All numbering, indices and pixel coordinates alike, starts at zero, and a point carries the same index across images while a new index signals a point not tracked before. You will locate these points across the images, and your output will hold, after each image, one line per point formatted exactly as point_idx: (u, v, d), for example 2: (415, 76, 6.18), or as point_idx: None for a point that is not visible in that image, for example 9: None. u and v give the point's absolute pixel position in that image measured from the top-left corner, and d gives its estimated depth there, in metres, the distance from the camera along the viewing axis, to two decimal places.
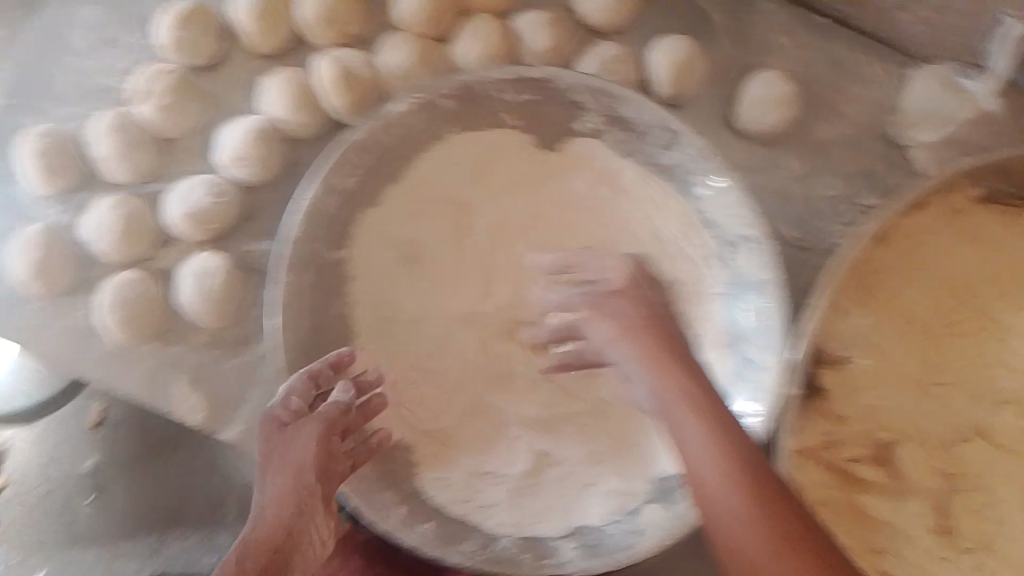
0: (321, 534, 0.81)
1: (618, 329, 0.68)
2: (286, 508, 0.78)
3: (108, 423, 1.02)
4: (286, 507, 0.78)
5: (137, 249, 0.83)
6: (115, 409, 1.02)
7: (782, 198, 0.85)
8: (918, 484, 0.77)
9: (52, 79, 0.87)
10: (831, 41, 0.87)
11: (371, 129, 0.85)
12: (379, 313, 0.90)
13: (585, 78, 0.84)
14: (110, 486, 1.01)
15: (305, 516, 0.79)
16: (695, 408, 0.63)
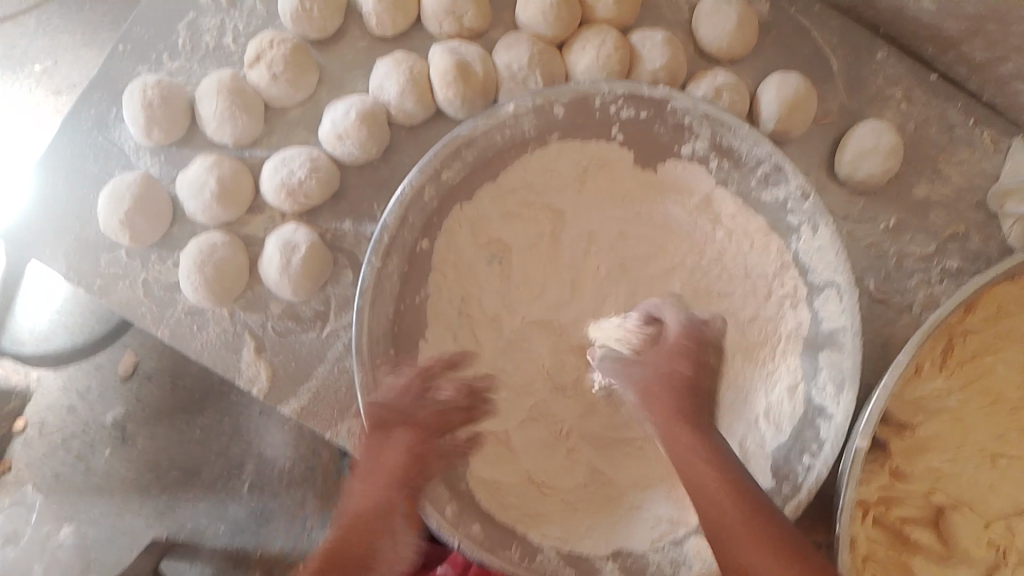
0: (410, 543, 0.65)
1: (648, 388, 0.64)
2: (367, 525, 0.62)
3: (138, 375, 1.22)
4: (370, 521, 0.63)
5: (229, 212, 0.82)
6: (145, 364, 1.22)
7: (877, 251, 0.89)
8: (975, 554, 0.76)
9: (172, 32, 0.86)
10: (948, 103, 0.92)
11: (478, 129, 0.77)
12: (458, 308, 0.84)
13: (708, 108, 0.78)
14: (133, 437, 1.21)
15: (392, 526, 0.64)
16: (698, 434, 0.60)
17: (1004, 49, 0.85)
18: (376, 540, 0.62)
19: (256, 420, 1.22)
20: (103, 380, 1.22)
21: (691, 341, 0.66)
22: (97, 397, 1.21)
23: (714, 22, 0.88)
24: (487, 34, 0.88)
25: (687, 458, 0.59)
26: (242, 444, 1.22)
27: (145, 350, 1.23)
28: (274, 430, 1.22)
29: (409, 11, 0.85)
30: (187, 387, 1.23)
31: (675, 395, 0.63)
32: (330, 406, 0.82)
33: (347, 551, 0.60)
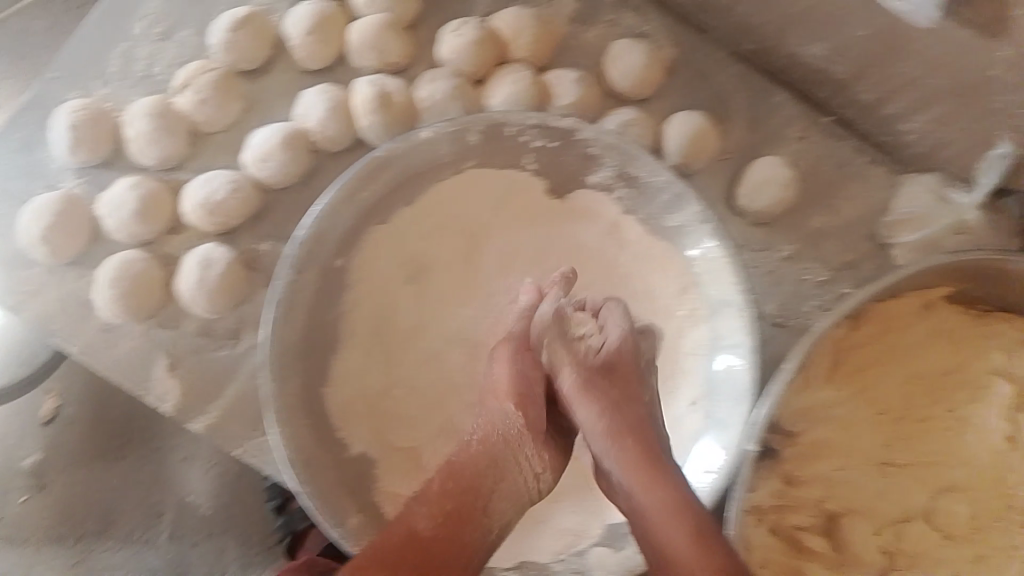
0: (532, 467, 0.75)
1: (593, 390, 0.74)
2: (480, 467, 0.72)
3: (57, 420, 1.23)
4: (484, 455, 0.73)
5: (149, 230, 0.85)
6: (65, 409, 1.24)
7: (773, 275, 0.96)
8: (863, 558, 0.83)
9: (104, 58, 0.88)
10: (841, 143, 0.99)
11: (395, 150, 0.82)
12: (375, 326, 0.86)
13: (612, 138, 0.84)
14: (50, 482, 1.22)
15: (500, 473, 0.72)
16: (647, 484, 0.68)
17: (886, 92, 0.91)
18: (484, 481, 0.71)
19: (178, 467, 1.22)
20: (22, 428, 1.23)
21: (627, 359, 0.76)
22: (15, 441, 1.22)
23: (623, 61, 0.94)
24: (409, 69, 0.92)
25: (654, 493, 0.68)
26: (162, 489, 1.22)
27: (67, 395, 1.24)
28: (196, 475, 1.22)
29: (335, 44, 0.89)
30: (107, 431, 1.23)
31: (623, 406, 0.74)
32: (242, 423, 0.85)
33: (467, 496, 0.70)
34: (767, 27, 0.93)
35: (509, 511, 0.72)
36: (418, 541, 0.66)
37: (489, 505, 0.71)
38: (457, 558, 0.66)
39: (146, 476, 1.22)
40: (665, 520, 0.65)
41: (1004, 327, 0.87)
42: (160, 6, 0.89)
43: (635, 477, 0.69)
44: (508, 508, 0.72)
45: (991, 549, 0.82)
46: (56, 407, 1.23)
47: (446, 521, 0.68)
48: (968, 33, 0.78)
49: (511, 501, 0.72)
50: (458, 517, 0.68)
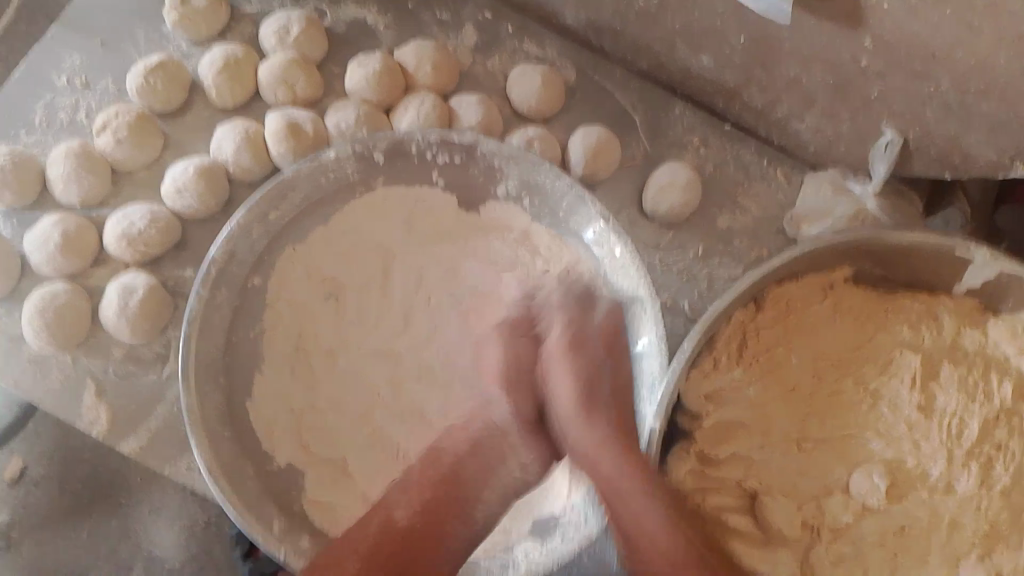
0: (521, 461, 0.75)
1: (576, 354, 0.75)
2: (467, 466, 0.74)
3: (25, 479, 1.17)
4: (472, 456, 0.74)
5: (74, 264, 0.88)
6: (34, 468, 1.17)
7: (687, 276, 0.98)
8: (789, 537, 0.80)
9: (32, 110, 0.95)
10: (741, 146, 1.04)
11: (302, 172, 0.86)
12: (292, 343, 0.89)
13: (512, 150, 0.88)
14: (18, 544, 1.16)
15: (485, 475, 0.74)
16: (630, 479, 0.69)
17: (774, 93, 0.96)
18: (465, 474, 0.73)
19: (144, 522, 1.16)
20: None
21: (609, 338, 0.77)
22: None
23: (523, 84, 0.99)
24: (321, 101, 1.00)
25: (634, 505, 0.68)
26: (129, 547, 1.16)
27: (32, 457, 1.17)
28: (163, 531, 1.16)
29: (246, 83, 0.96)
30: (73, 486, 1.16)
31: (592, 389, 0.74)
32: (169, 444, 0.86)
33: (451, 492, 0.72)
34: (656, 44, 0.98)
35: (493, 504, 0.74)
36: (398, 535, 0.69)
37: (472, 504, 0.73)
38: (435, 552, 0.70)
39: (116, 528, 1.16)
40: (640, 505, 0.68)
41: (909, 302, 0.88)
42: (82, 59, 0.96)
43: (607, 450, 0.71)
44: (492, 503, 0.74)
45: (911, 519, 0.81)
46: (21, 468, 1.16)
47: (423, 513, 0.71)
48: (830, 27, 0.81)
49: (493, 490, 0.74)
50: (441, 505, 0.72)
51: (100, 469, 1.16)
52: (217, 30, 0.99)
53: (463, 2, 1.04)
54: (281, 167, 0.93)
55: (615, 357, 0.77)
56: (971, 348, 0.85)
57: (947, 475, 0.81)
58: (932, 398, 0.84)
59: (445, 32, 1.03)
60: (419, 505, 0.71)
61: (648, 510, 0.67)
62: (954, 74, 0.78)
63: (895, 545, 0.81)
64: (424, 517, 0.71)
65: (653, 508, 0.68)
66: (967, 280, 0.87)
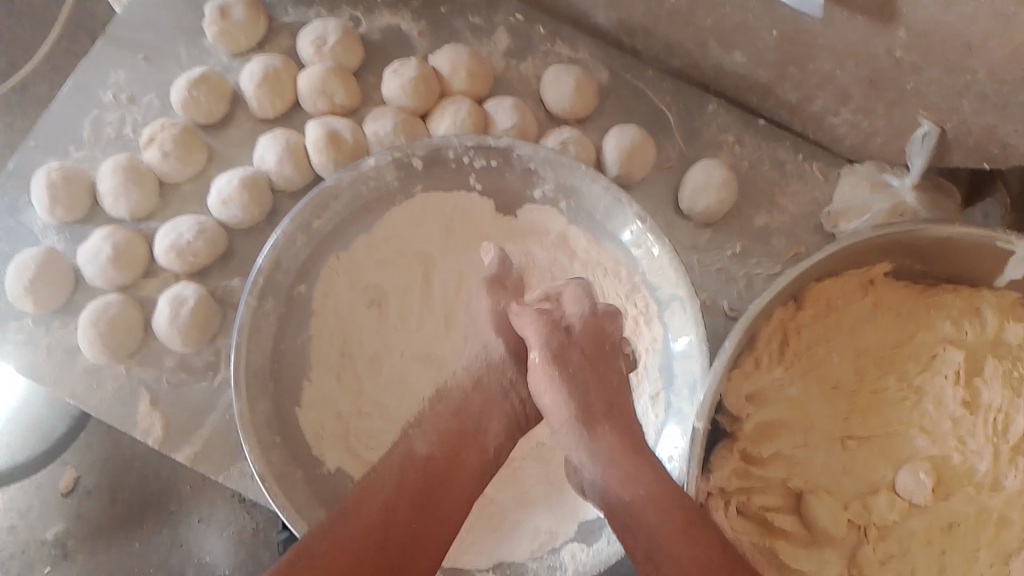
0: (524, 396, 0.78)
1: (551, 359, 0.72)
2: (472, 402, 0.76)
3: (79, 490, 1.25)
4: (477, 395, 0.77)
5: (126, 276, 0.91)
6: (86, 479, 1.25)
7: (725, 276, 0.98)
8: (835, 535, 0.79)
9: (80, 127, 0.98)
10: (776, 143, 1.03)
11: (343, 181, 0.87)
12: (341, 349, 0.91)
13: (547, 153, 0.87)
14: (73, 553, 1.22)
15: (491, 409, 0.76)
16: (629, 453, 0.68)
17: (809, 88, 0.95)
18: (469, 413, 0.75)
19: (194, 529, 1.23)
20: (45, 500, 1.24)
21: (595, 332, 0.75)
22: (36, 517, 1.23)
23: (557, 86, 1.00)
24: (359, 110, 1.02)
25: (643, 475, 0.67)
26: (181, 555, 1.23)
27: (84, 466, 1.25)
28: (214, 538, 1.23)
29: (286, 94, 0.98)
30: (124, 500, 1.24)
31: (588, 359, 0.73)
32: (221, 452, 0.88)
33: (459, 431, 0.74)
34: (688, 43, 0.98)
35: (500, 435, 0.77)
36: (419, 464, 0.70)
37: (481, 439, 0.75)
38: (455, 476, 0.71)
39: (166, 538, 1.23)
40: (637, 476, 0.67)
41: (950, 297, 0.88)
42: (127, 77, 0.99)
43: (597, 413, 0.72)
44: (499, 430, 0.76)
45: (958, 515, 0.80)
46: (74, 478, 1.25)
47: (442, 448, 0.72)
48: (864, 21, 0.81)
49: (500, 422, 0.76)
50: (457, 438, 0.73)
51: (150, 478, 1.25)
52: (256, 42, 1.01)
53: (495, 7, 1.05)
54: (322, 177, 0.94)
55: (605, 351, 0.75)
56: (1014, 342, 0.84)
57: (994, 471, 0.81)
58: (976, 393, 0.83)
59: (478, 37, 1.05)
60: (438, 437, 0.73)
61: (646, 487, 0.66)
62: (992, 66, 0.78)
63: (942, 542, 0.80)
64: (442, 447, 0.72)
65: (633, 457, 0.68)
66: (1008, 274, 0.86)
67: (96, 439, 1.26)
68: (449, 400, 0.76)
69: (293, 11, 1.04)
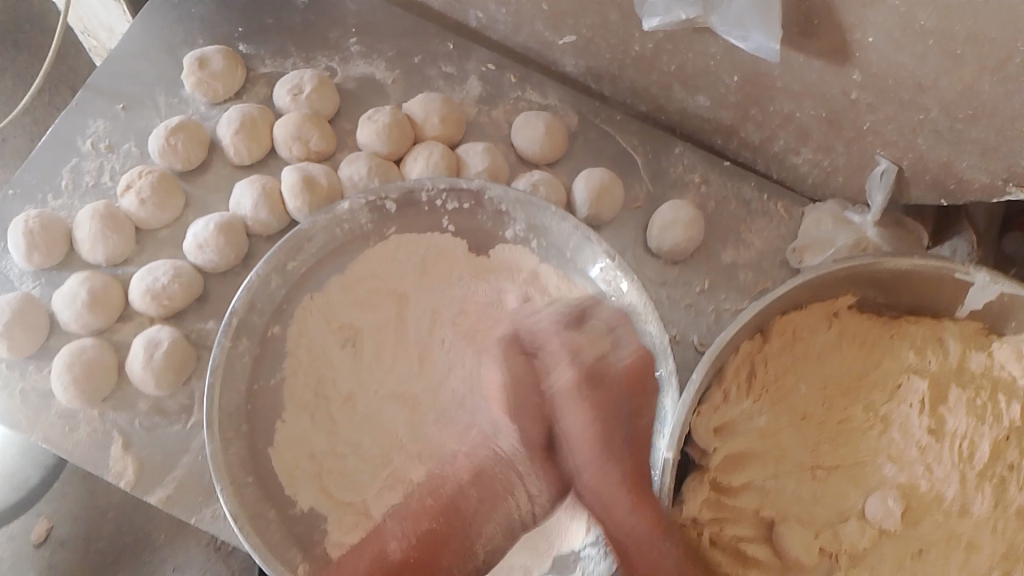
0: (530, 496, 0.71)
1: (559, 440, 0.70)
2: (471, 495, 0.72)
3: (51, 541, 1.27)
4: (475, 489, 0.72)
5: (101, 320, 0.92)
6: (59, 530, 1.28)
7: (694, 310, 1.00)
8: (806, 564, 0.79)
9: (58, 176, 1.00)
10: (742, 182, 1.06)
11: (318, 224, 0.90)
12: (318, 388, 0.90)
13: (518, 193, 0.90)
14: None
15: (489, 504, 0.72)
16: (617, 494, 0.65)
17: (770, 129, 0.98)
18: (468, 502, 0.72)
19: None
20: (15, 551, 1.25)
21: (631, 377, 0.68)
22: (8, 569, 1.24)
23: (526, 130, 1.03)
24: (334, 155, 1.04)
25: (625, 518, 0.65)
26: None
27: (58, 517, 1.28)
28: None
29: (263, 141, 1.00)
30: (98, 549, 1.26)
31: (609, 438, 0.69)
32: (195, 493, 0.87)
33: (453, 509, 0.72)
34: (653, 88, 1.02)
35: (493, 534, 0.72)
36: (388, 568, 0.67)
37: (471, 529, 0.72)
38: None
39: None
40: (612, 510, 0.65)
41: (914, 326, 0.89)
42: (106, 127, 1.02)
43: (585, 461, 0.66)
44: (491, 536, 0.72)
45: (928, 541, 0.81)
46: (47, 529, 1.27)
47: (418, 547, 0.69)
48: (820, 63, 0.84)
49: (498, 520, 0.72)
50: (437, 541, 0.70)
51: (124, 529, 1.27)
52: (234, 91, 1.04)
53: (467, 56, 1.09)
54: (296, 219, 0.97)
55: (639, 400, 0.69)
56: (977, 369, 0.86)
57: (962, 497, 0.81)
58: (941, 420, 0.84)
59: (451, 84, 1.08)
60: (412, 518, 0.71)
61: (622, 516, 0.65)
62: (942, 101, 0.81)
63: (913, 569, 0.81)
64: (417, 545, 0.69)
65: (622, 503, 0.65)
66: (969, 303, 0.87)
67: (71, 488, 1.30)
68: (441, 491, 0.73)
69: (270, 62, 1.07)
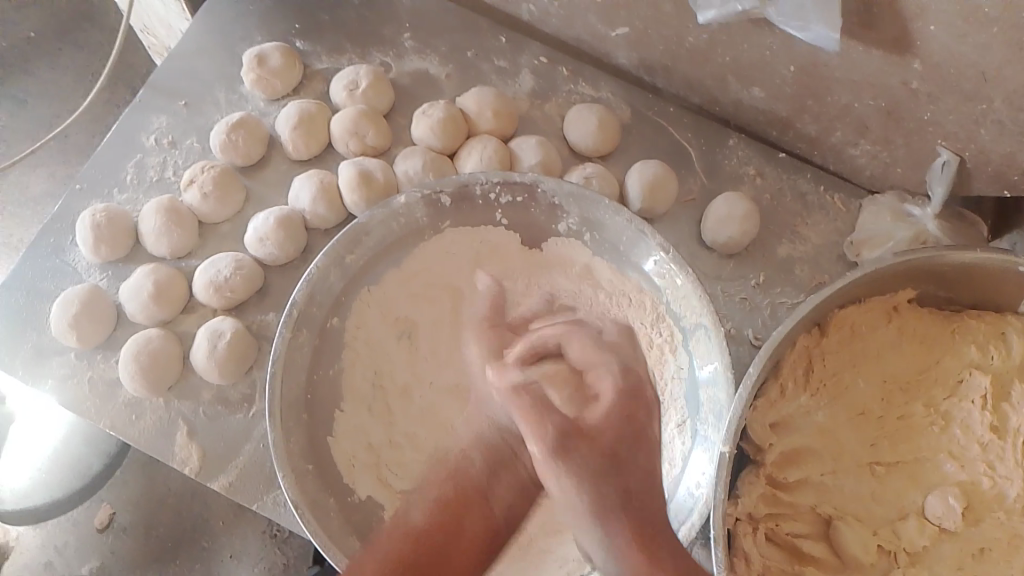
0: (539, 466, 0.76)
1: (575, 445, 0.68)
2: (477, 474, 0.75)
3: (114, 526, 1.31)
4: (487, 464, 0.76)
5: (165, 312, 0.95)
6: (121, 515, 1.32)
7: (749, 304, 0.99)
8: (864, 562, 0.78)
9: (123, 170, 1.03)
10: (797, 175, 1.05)
11: (375, 219, 0.90)
12: (376, 380, 0.93)
13: (572, 187, 0.90)
14: None
15: (501, 470, 0.76)
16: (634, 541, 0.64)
17: (828, 121, 0.97)
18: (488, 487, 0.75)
19: (226, 564, 1.29)
20: (81, 536, 1.31)
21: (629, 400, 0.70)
22: (73, 553, 1.30)
23: (580, 124, 1.03)
24: (389, 150, 1.05)
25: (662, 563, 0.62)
26: None
27: (120, 504, 1.32)
28: (245, 573, 1.29)
29: (320, 137, 1.02)
30: (158, 536, 1.30)
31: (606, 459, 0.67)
32: (255, 482, 0.89)
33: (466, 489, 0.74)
34: (708, 80, 1.01)
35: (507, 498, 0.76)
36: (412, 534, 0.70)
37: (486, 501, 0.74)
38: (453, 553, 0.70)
39: (197, 573, 1.29)
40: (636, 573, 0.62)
41: (974, 322, 0.86)
42: (170, 124, 1.04)
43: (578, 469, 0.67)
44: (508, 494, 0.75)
45: (989, 541, 0.79)
46: (110, 515, 1.31)
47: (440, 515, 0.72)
48: (880, 55, 0.83)
49: (512, 482, 0.76)
50: (457, 506, 0.73)
51: (183, 515, 1.31)
52: (292, 87, 1.06)
53: (520, 50, 1.09)
54: (352, 212, 0.98)
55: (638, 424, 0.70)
56: None
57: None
58: (1003, 417, 0.82)
59: (504, 78, 1.08)
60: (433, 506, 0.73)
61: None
62: (1006, 91, 0.79)
63: (974, 568, 0.79)
64: (441, 513, 0.72)
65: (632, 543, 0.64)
66: None
67: (131, 476, 1.34)
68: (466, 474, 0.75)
69: (326, 59, 1.08)
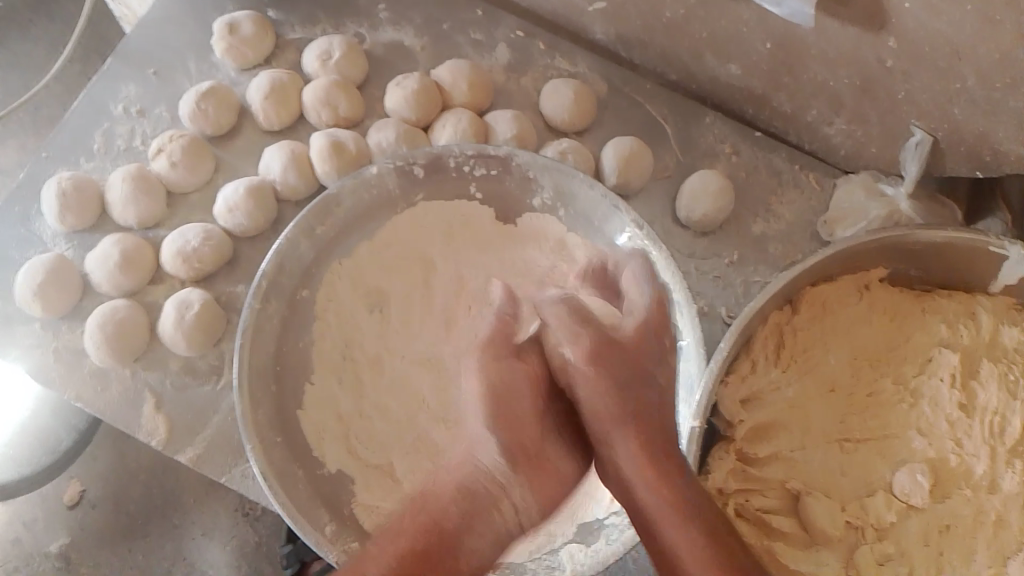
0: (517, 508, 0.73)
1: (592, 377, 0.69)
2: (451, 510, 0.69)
3: (84, 501, 1.30)
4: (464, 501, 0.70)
5: (132, 282, 0.93)
6: (91, 491, 1.31)
7: (722, 281, 0.99)
8: (832, 536, 0.79)
9: (91, 139, 1.01)
10: (773, 153, 1.05)
11: (346, 189, 0.90)
12: (345, 351, 0.91)
13: (546, 159, 0.89)
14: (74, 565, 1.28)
15: (474, 518, 0.70)
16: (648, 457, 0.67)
17: (804, 99, 0.97)
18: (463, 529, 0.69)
19: (196, 540, 1.29)
20: (48, 512, 1.30)
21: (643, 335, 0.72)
22: (41, 530, 1.29)
23: (555, 98, 1.02)
24: (362, 122, 1.04)
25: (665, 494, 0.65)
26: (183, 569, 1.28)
27: (89, 480, 1.31)
28: (216, 551, 1.29)
29: (292, 107, 1.01)
30: (127, 512, 1.30)
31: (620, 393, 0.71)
32: (223, 454, 0.88)
33: (430, 530, 0.67)
34: (684, 55, 1.00)
35: (482, 548, 0.70)
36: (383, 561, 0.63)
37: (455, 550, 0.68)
38: None
39: (168, 550, 1.28)
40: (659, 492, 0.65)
41: (946, 301, 0.88)
42: (139, 91, 1.02)
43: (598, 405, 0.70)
44: (480, 545, 0.69)
45: (953, 517, 0.80)
46: (79, 491, 1.31)
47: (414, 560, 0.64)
48: (856, 30, 0.83)
49: (487, 535, 0.70)
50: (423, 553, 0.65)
51: (154, 491, 1.31)
52: (263, 57, 1.04)
53: (496, 23, 1.08)
54: (323, 182, 0.97)
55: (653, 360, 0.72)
56: (1011, 345, 0.85)
57: (991, 473, 0.80)
58: (972, 395, 0.83)
59: (480, 51, 1.07)
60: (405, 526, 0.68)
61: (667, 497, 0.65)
62: (980, 69, 0.79)
63: (940, 543, 0.79)
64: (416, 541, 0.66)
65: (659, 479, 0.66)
66: (1003, 278, 0.86)
67: (101, 451, 1.33)
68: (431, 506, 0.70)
69: (299, 29, 1.07)
